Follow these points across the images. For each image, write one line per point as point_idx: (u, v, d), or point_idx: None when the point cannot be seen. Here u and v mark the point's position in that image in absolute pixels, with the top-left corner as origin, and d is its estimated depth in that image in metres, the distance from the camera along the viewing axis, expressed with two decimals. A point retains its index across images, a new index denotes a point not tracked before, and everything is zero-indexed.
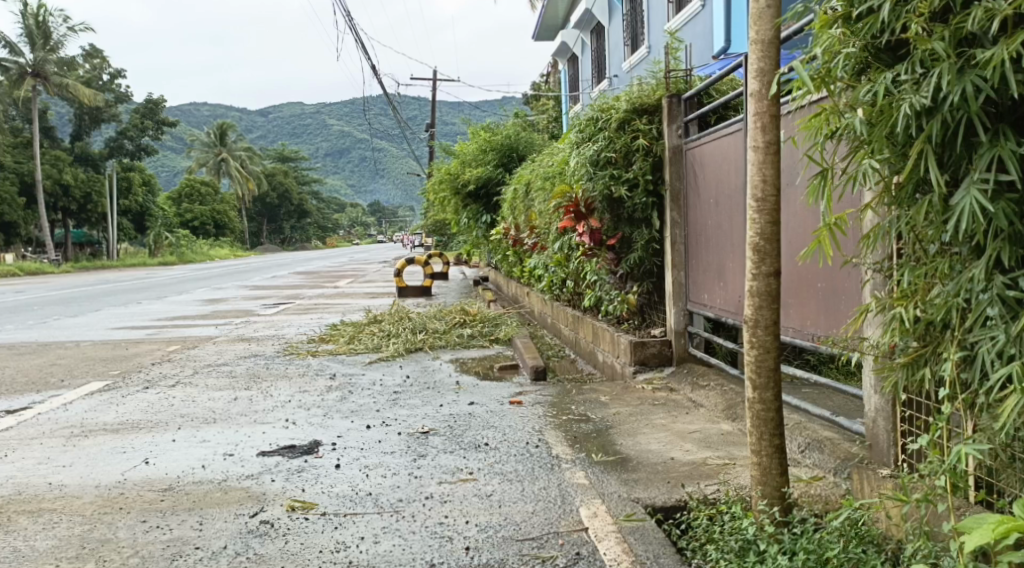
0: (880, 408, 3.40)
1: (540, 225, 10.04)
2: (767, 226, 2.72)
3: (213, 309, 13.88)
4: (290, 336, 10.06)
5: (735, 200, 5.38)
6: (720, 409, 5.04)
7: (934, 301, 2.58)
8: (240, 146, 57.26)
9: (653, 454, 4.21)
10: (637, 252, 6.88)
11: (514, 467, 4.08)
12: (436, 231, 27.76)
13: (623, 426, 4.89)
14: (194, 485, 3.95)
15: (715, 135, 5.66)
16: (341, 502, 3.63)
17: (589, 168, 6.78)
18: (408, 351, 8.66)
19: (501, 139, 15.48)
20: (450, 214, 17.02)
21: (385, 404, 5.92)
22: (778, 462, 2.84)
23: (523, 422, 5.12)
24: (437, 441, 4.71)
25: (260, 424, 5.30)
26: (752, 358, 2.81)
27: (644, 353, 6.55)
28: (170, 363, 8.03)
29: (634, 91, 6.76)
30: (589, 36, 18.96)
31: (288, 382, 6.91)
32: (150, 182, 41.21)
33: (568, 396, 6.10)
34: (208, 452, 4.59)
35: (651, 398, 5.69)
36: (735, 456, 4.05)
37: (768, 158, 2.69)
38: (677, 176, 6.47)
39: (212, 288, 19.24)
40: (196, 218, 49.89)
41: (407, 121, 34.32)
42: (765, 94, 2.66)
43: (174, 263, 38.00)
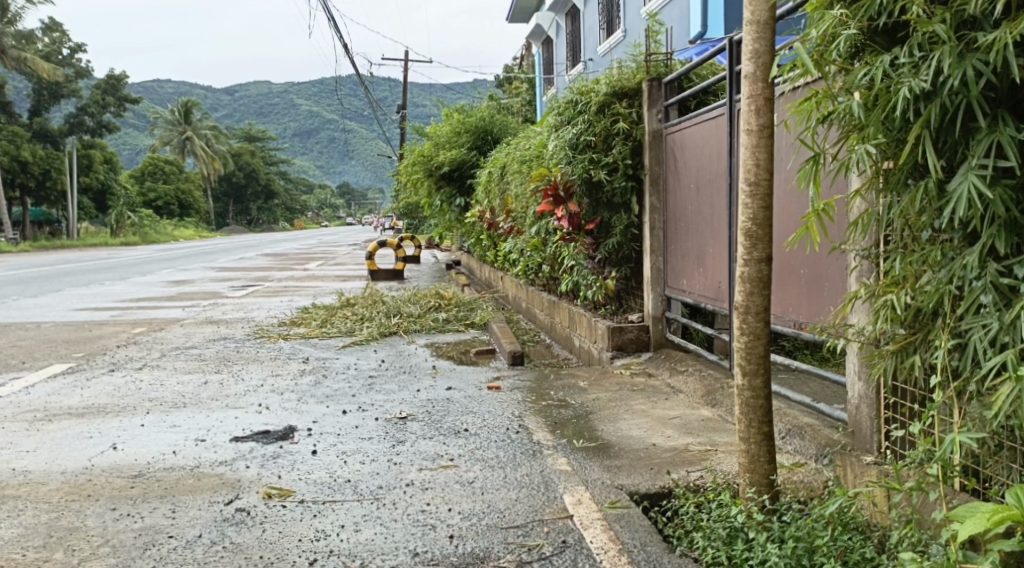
0: (864, 395, 3.33)
1: (516, 209, 9.96)
2: (760, 211, 2.68)
3: (178, 290, 13.66)
4: (259, 318, 9.92)
5: (717, 185, 5.34)
6: (699, 395, 5.01)
7: (925, 288, 2.55)
8: (205, 125, 56.49)
9: (635, 440, 4.17)
10: (615, 237, 6.83)
11: (495, 453, 4.04)
12: (408, 214, 27.57)
13: (603, 411, 4.85)
14: (165, 472, 3.85)
15: (696, 119, 5.62)
16: (319, 489, 3.56)
17: (568, 152, 6.77)
18: (381, 334, 8.57)
19: (475, 122, 15.37)
20: (423, 197, 16.88)
21: (360, 388, 5.84)
22: (767, 450, 2.82)
23: (502, 408, 5.07)
24: (416, 427, 4.65)
25: (232, 409, 5.19)
26: (742, 345, 2.77)
27: (622, 338, 6.53)
28: (136, 346, 7.87)
29: (614, 74, 6.71)
30: (564, 19, 18.84)
31: (258, 366, 6.80)
32: (113, 161, 40.50)
33: (546, 381, 6.05)
34: (178, 437, 4.49)
35: (629, 384, 5.65)
36: (717, 443, 4.01)
37: (762, 142, 2.65)
38: (657, 161, 6.44)
39: (178, 269, 18.95)
40: (160, 198, 49.13)
41: (378, 102, 33.98)
42: (760, 77, 2.62)
43: (136, 243, 37.38)
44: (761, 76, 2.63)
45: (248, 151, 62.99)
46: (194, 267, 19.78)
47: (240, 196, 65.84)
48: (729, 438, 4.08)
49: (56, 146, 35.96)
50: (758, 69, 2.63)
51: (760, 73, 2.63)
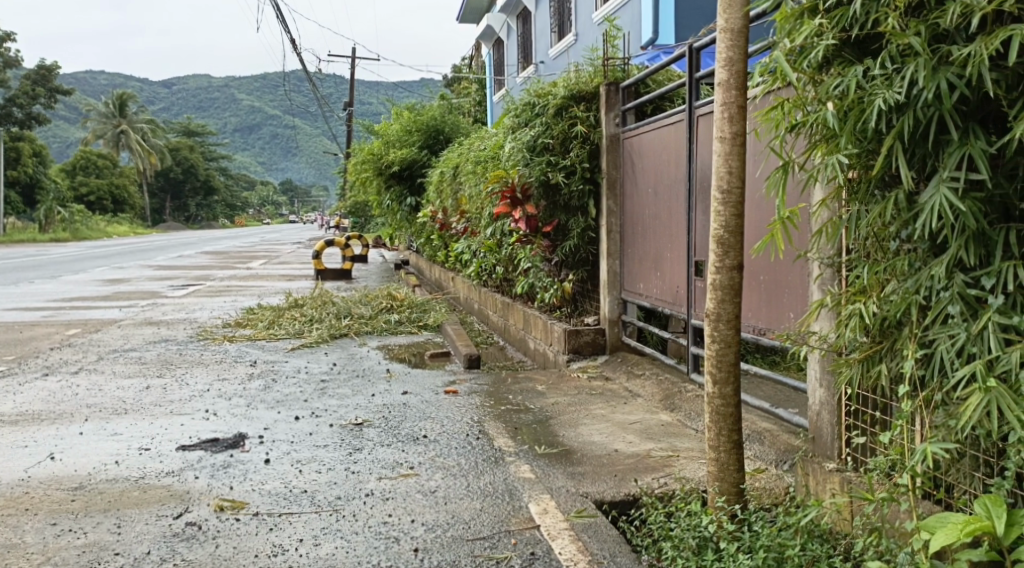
0: (824, 401, 3.27)
1: (470, 210, 9.89)
2: (732, 219, 2.67)
3: (114, 289, 13.25)
4: (202, 320, 9.67)
5: (675, 190, 5.36)
6: (658, 399, 5.00)
7: (890, 298, 2.55)
8: (141, 118, 55.18)
9: (596, 446, 4.14)
10: (572, 240, 6.85)
11: (457, 460, 3.98)
12: (355, 213, 27.27)
13: (563, 416, 4.83)
14: (109, 483, 3.70)
15: (654, 124, 5.64)
16: (274, 501, 3.45)
17: (525, 153, 6.75)
18: (332, 336, 8.43)
19: (426, 121, 15.26)
20: (372, 197, 16.70)
21: (313, 393, 5.72)
22: (736, 458, 2.81)
23: (460, 413, 5.01)
24: (373, 434, 4.56)
25: (178, 416, 5.04)
26: (712, 353, 2.76)
27: (578, 341, 6.48)
28: (72, 348, 7.61)
29: (571, 78, 6.69)
30: (515, 21, 18.83)
31: (204, 370, 6.62)
32: (44, 154, 39.29)
33: (503, 385, 6.00)
34: (121, 446, 4.33)
35: (587, 388, 5.62)
36: (679, 448, 4.00)
37: (735, 150, 2.64)
38: (614, 165, 6.46)
39: (113, 267, 18.46)
40: (92, 192, 47.81)
41: (324, 98, 33.58)
42: (734, 85, 2.62)
43: (67, 239, 36.29)
44: (735, 84, 2.63)
45: (189, 146, 61.74)
46: (131, 264, 19.27)
47: (180, 192, 64.51)
48: (690, 443, 4.07)
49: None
50: (732, 77, 2.63)
51: (734, 81, 2.63)
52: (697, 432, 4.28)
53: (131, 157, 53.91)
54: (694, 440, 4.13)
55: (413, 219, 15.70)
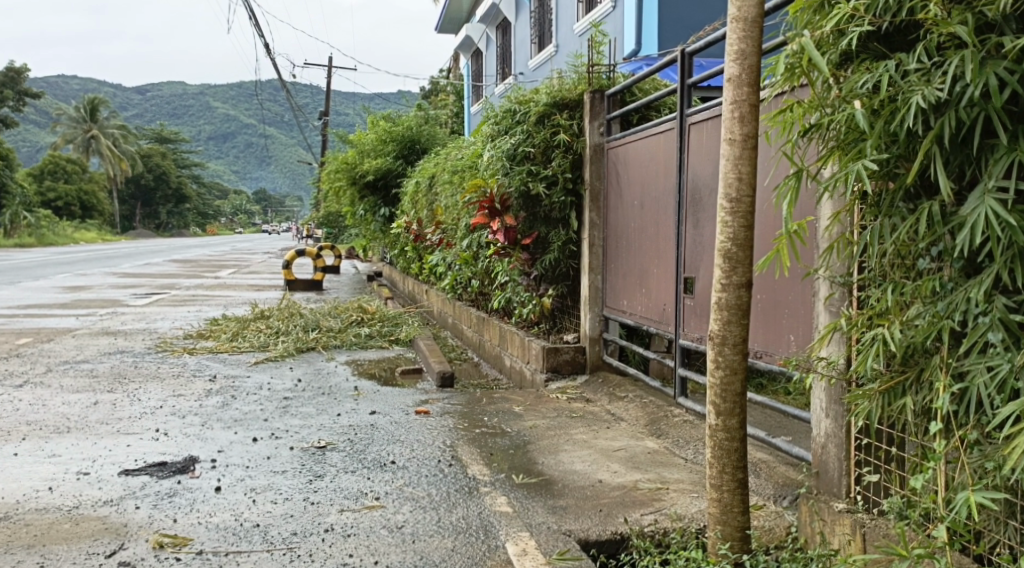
0: (831, 434, 2.93)
1: (445, 221, 9.60)
2: (741, 230, 2.36)
3: (74, 297, 12.76)
4: (163, 330, 9.27)
5: (662, 202, 5.07)
6: (643, 423, 4.68)
7: (915, 324, 2.26)
8: (113, 123, 54.45)
9: (577, 476, 3.81)
10: (553, 253, 6.57)
11: (427, 491, 3.65)
12: (328, 223, 26.86)
13: (542, 441, 4.50)
14: (37, 514, 3.33)
15: (641, 133, 5.36)
16: (223, 537, 3.10)
17: (505, 162, 6.47)
18: (299, 350, 8.06)
19: (402, 131, 14.98)
20: (345, 207, 16.34)
21: (274, 412, 5.35)
22: (740, 500, 2.47)
23: (432, 436, 4.67)
24: (336, 458, 4.21)
25: (124, 436, 4.65)
26: (716, 380, 2.43)
27: (557, 360, 6.21)
28: (20, 359, 7.17)
29: (555, 85, 6.46)
30: (494, 31, 18.57)
31: (159, 384, 6.23)
32: (11, 158, 38.50)
33: (478, 405, 5.68)
34: (57, 471, 3.95)
35: (567, 410, 5.29)
36: (668, 480, 3.67)
37: (745, 153, 2.34)
38: (597, 175, 6.20)
39: (76, 274, 17.92)
40: (59, 197, 47.03)
41: (300, 107, 33.20)
42: (746, 81, 2.32)
43: (30, 245, 35.52)
44: (747, 80, 2.33)
45: (161, 153, 61.00)
46: (95, 271, 18.71)
47: (151, 199, 63.67)
48: (681, 474, 3.74)
49: None
50: (744, 72, 2.32)
51: (745, 77, 2.32)
52: (688, 462, 3.95)
53: (100, 162, 53.07)
54: (684, 471, 3.81)
55: (387, 230, 15.34)
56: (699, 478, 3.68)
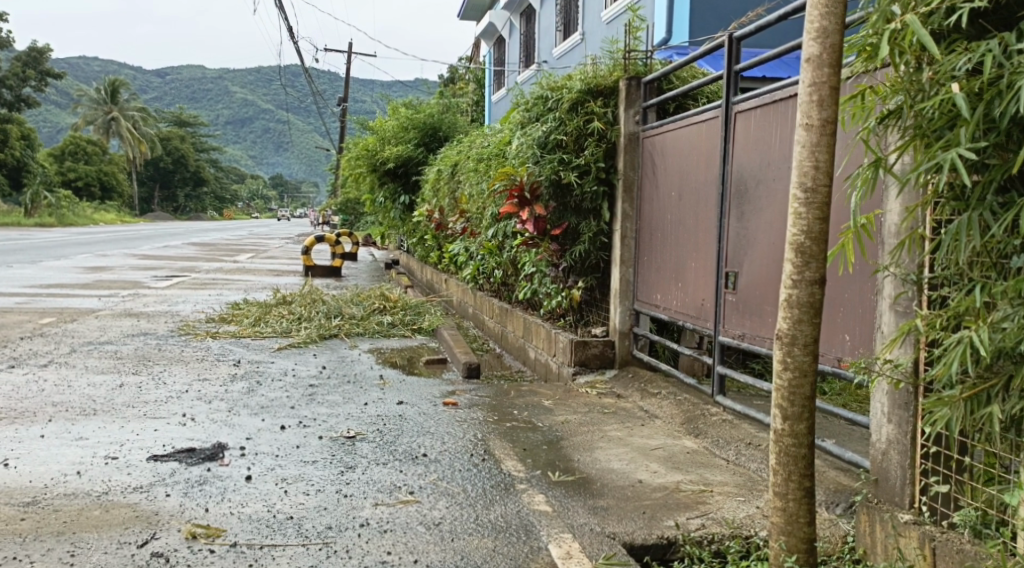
0: (895, 440, 2.81)
1: (470, 209, 9.49)
2: (815, 222, 2.23)
3: (94, 278, 12.72)
4: (184, 313, 9.21)
5: (703, 193, 4.93)
6: (679, 420, 4.55)
7: (1004, 326, 2.15)
8: (133, 104, 54.58)
9: (616, 475, 3.70)
10: (583, 245, 6.39)
11: (463, 486, 3.55)
12: (345, 210, 26.76)
13: (576, 438, 4.39)
14: (66, 500, 3.28)
15: (681, 122, 5.22)
16: (256, 528, 3.02)
17: (536, 150, 6.35)
18: (321, 337, 7.98)
19: (424, 117, 14.89)
20: (365, 193, 16.24)
21: (300, 400, 5.26)
22: (807, 509, 2.35)
23: (462, 429, 4.56)
24: (367, 449, 4.12)
25: (151, 420, 4.58)
26: (784, 382, 2.30)
27: (586, 353, 6.10)
28: (43, 339, 7.11)
29: (589, 71, 6.32)
30: (518, 19, 18.40)
31: (183, 368, 6.15)
32: (31, 138, 38.71)
33: (507, 398, 5.57)
34: (85, 455, 3.90)
35: (599, 406, 5.17)
36: (712, 482, 3.55)
37: (824, 140, 2.20)
38: (632, 166, 6.08)
39: (96, 254, 17.92)
40: (79, 177, 47.25)
41: (319, 93, 33.11)
42: (828, 61, 2.19)
43: (49, 225, 35.65)
44: (828, 61, 2.19)
45: (178, 136, 60.98)
46: (114, 253, 18.69)
47: (169, 182, 63.83)
48: (724, 476, 3.61)
49: None
50: (825, 52, 2.19)
51: (827, 57, 2.19)
52: (730, 464, 3.82)
53: (119, 144, 53.18)
54: (726, 473, 3.68)
55: (406, 217, 15.23)
56: (743, 482, 3.55)
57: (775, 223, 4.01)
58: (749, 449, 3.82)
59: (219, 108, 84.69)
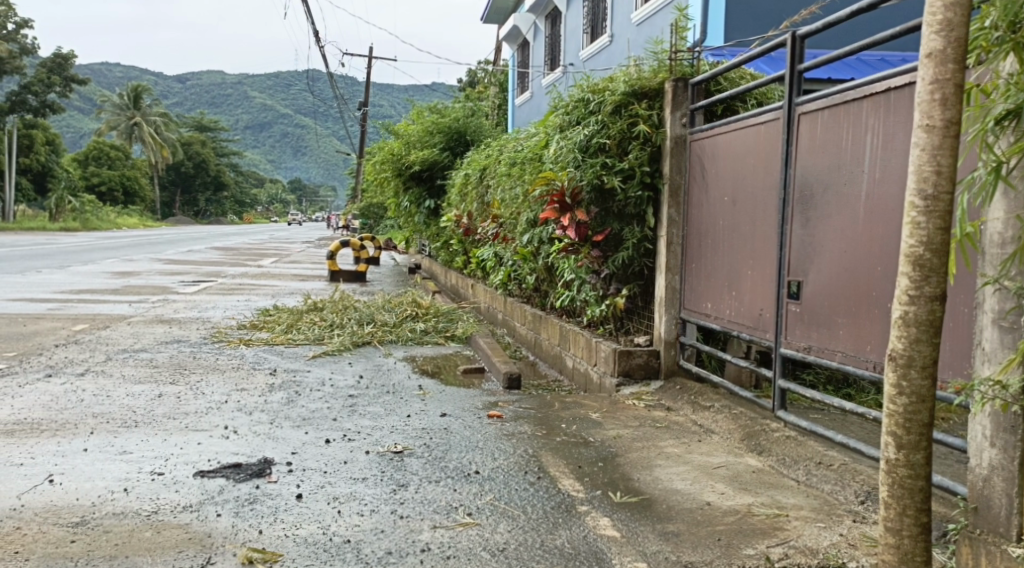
0: (997, 466, 2.59)
1: (502, 214, 9.32)
2: (936, 232, 2.10)
3: (123, 283, 12.66)
4: (216, 320, 9.10)
5: (763, 200, 4.72)
6: (738, 436, 4.35)
7: None
8: (155, 110, 54.84)
9: (682, 496, 3.51)
10: (627, 251, 6.20)
11: (523, 508, 3.39)
12: (368, 213, 26.71)
13: (632, 454, 4.21)
14: (116, 519, 3.24)
15: (736, 124, 5.01)
16: (315, 552, 2.94)
17: (577, 154, 6.15)
18: (355, 344, 7.85)
19: (449, 122, 14.76)
20: (390, 198, 16.12)
21: (341, 412, 5.11)
22: (923, 547, 2.21)
23: (512, 445, 4.39)
24: (416, 465, 3.97)
25: (194, 432, 4.46)
26: (899, 408, 2.16)
27: (630, 363, 5.92)
28: (78, 346, 7.02)
29: (632, 73, 6.16)
30: (543, 22, 18.23)
31: (220, 377, 6.02)
32: (56, 143, 39.11)
33: (552, 410, 5.39)
34: (131, 470, 3.82)
35: (650, 419, 4.98)
36: (786, 505, 3.36)
37: (947, 142, 2.09)
38: (678, 169, 5.90)
39: (123, 259, 17.97)
40: (103, 183, 47.95)
41: (340, 98, 33.12)
42: (954, 56, 2.08)
43: (74, 230, 35.97)
44: (952, 56, 2.09)
45: (200, 141, 61.24)
46: (140, 258, 18.74)
47: (191, 186, 64.27)
48: (798, 499, 3.42)
49: None
50: (949, 46, 2.09)
51: (951, 52, 2.09)
52: (800, 485, 3.62)
53: (141, 149, 53.49)
54: (799, 495, 3.48)
55: (431, 222, 15.10)
56: (821, 506, 3.35)
57: (845, 229, 3.82)
58: (821, 469, 3.64)
59: (240, 113, 85.21)
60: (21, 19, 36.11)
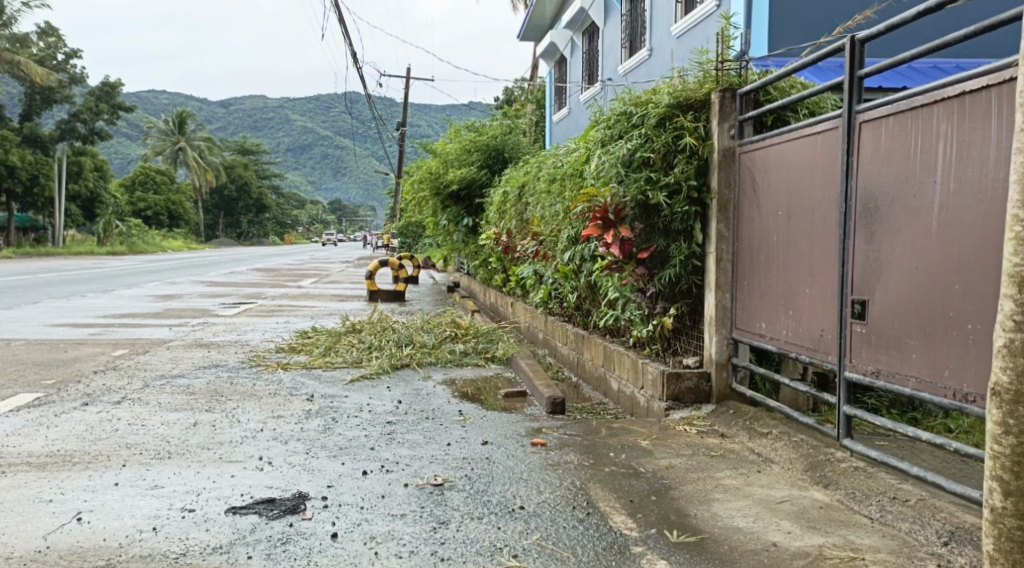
0: None
1: (541, 231, 9.11)
2: None
3: (165, 307, 12.65)
4: (255, 343, 8.99)
5: (823, 213, 4.43)
6: (800, 466, 4.06)
7: None
8: (198, 134, 55.62)
9: (744, 535, 3.27)
10: (674, 268, 5.93)
11: (571, 549, 3.18)
12: (406, 230, 26.66)
13: (688, 486, 3.96)
14: (142, 564, 3.10)
15: (790, 134, 4.73)
16: None
17: (619, 169, 5.90)
18: (393, 367, 7.66)
19: (486, 139, 14.61)
20: (428, 216, 16.00)
21: (379, 440, 4.90)
22: None
23: (559, 476, 4.14)
24: (458, 500, 3.74)
25: (227, 464, 4.28)
26: (1006, 448, 2.24)
27: (679, 387, 5.64)
28: (117, 373, 6.92)
29: (676, 85, 5.91)
30: (580, 37, 18.03)
31: (257, 403, 5.86)
32: (104, 169, 39.79)
33: (599, 436, 5.16)
34: (162, 506, 3.65)
35: (703, 447, 4.72)
36: (861, 547, 3.14)
37: None
38: (727, 183, 5.63)
39: (166, 282, 18.07)
40: (149, 208, 48.89)
41: (378, 118, 33.19)
42: None
43: (121, 253, 36.50)
44: None
45: (242, 164, 61.99)
46: (183, 280, 18.82)
47: (233, 208, 65.02)
48: (874, 540, 3.20)
49: (46, 150, 35.38)
50: None
51: None
52: (874, 523, 3.37)
53: (185, 173, 54.23)
54: (874, 536, 3.25)
55: (469, 240, 14.94)
56: (899, 548, 3.13)
57: (918, 245, 3.54)
58: (896, 506, 3.38)
59: (281, 135, 86.22)
60: (70, 49, 37.02)
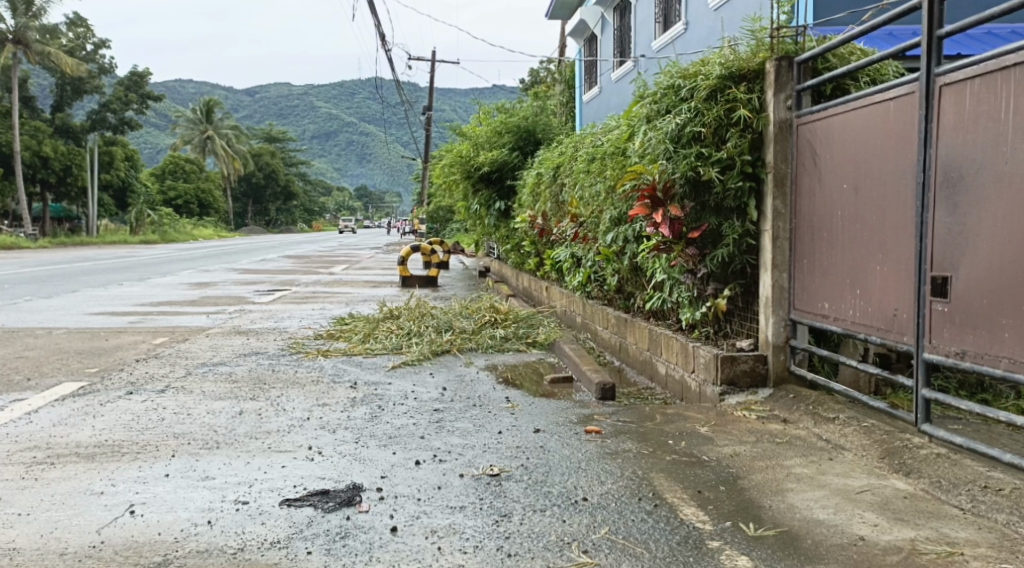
0: None
1: (581, 212, 8.90)
2: None
3: (200, 294, 12.61)
4: (292, 330, 8.88)
5: (896, 185, 4.21)
6: (875, 453, 3.85)
7: None
8: (226, 123, 55.73)
9: (828, 528, 3.09)
10: (726, 248, 5.64)
11: (646, 543, 3.01)
12: (434, 215, 26.50)
13: (758, 474, 3.77)
14: (198, 560, 2.97)
15: (858, 101, 4.49)
16: None
17: (668, 145, 5.67)
18: (435, 353, 7.52)
19: (518, 121, 14.42)
20: (460, 201, 15.81)
21: (429, 429, 4.74)
22: None
23: (620, 465, 3.95)
24: (517, 490, 3.58)
25: (277, 454, 4.15)
26: None
27: (734, 370, 5.40)
28: (158, 361, 6.83)
29: (727, 55, 5.66)
30: (611, 14, 17.72)
31: (300, 391, 5.74)
32: (134, 158, 40.04)
33: (655, 423, 4.97)
34: (214, 498, 3.53)
35: (767, 433, 4.51)
36: (958, 540, 2.95)
37: None
38: (783, 156, 5.40)
39: (199, 270, 18.07)
40: (179, 196, 49.21)
41: (404, 103, 33.02)
42: None
43: (153, 242, 36.68)
44: None
45: (269, 151, 62.18)
46: (216, 268, 18.78)
47: (261, 196, 65.25)
48: (970, 533, 3.01)
49: (77, 140, 35.67)
50: None
51: None
52: (966, 514, 3.18)
53: (214, 161, 54.44)
54: (970, 528, 3.06)
55: (502, 224, 14.74)
56: (1000, 542, 2.95)
57: (1013, 215, 3.34)
58: (989, 495, 3.19)
59: (307, 123, 86.43)
60: (99, 38, 37.19)
